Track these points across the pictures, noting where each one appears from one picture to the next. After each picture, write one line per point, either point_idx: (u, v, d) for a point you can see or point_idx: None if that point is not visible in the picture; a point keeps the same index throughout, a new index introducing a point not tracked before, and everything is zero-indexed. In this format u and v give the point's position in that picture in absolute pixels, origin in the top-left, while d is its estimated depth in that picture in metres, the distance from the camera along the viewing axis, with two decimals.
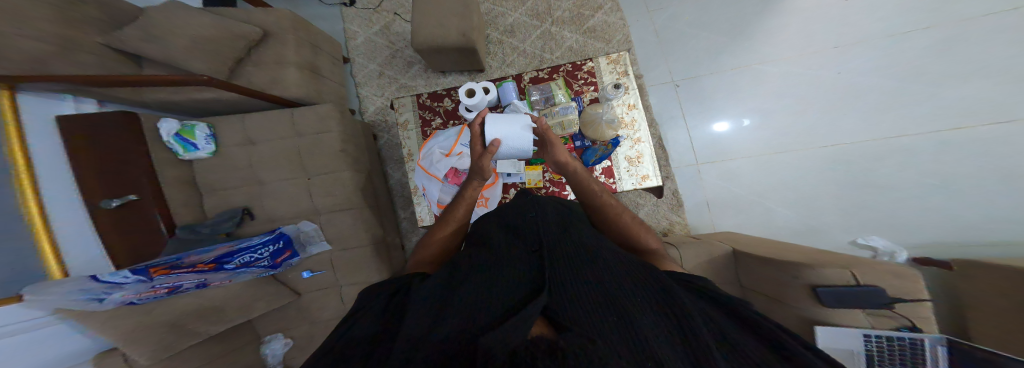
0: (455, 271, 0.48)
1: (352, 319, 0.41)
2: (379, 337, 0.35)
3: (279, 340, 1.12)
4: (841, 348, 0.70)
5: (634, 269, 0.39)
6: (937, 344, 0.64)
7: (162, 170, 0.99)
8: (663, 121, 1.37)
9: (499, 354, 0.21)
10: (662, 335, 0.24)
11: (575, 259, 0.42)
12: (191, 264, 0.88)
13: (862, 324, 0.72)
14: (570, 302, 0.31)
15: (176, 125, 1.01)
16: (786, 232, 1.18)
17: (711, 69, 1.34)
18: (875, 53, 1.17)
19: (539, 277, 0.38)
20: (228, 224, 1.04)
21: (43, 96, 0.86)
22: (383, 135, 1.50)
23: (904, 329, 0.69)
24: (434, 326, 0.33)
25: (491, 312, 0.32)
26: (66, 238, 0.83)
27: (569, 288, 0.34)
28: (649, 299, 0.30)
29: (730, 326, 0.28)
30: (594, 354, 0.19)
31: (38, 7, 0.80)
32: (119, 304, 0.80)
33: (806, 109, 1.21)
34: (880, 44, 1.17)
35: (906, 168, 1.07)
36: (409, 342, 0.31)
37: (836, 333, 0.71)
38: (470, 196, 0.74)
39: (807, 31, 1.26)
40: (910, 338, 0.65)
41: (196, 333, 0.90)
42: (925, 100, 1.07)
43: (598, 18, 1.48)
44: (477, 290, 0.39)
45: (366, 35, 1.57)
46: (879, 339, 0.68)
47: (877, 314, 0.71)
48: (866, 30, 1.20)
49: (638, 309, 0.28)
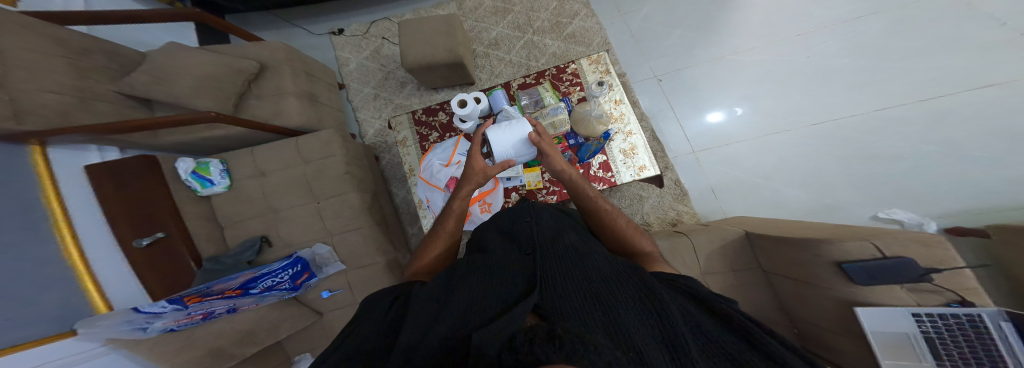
0: (450, 275, 0.50)
1: (349, 330, 0.42)
2: (377, 346, 0.36)
3: (308, 359, 1.16)
4: (894, 332, 0.62)
5: (618, 268, 0.42)
6: (998, 319, 0.55)
7: (184, 207, 1.05)
8: (654, 115, 1.34)
9: (497, 344, 0.21)
10: (647, 334, 0.28)
11: (564, 260, 0.44)
12: (220, 291, 0.93)
13: (907, 302, 0.63)
14: (562, 301, 0.33)
15: (192, 164, 1.08)
16: (803, 213, 1.10)
17: (690, 61, 1.33)
18: (837, 37, 1.18)
19: (531, 279, 0.40)
20: (249, 253, 1.09)
21: (73, 148, 0.96)
22: (384, 155, 1.53)
23: (953, 304, 0.60)
24: (429, 331, 0.34)
25: (486, 314, 0.33)
26: (106, 277, 0.91)
27: (560, 288, 0.36)
28: (632, 297, 0.34)
29: (705, 320, 0.33)
30: (583, 339, 0.20)
31: (56, 61, 0.88)
32: (161, 331, 0.86)
33: (791, 92, 1.18)
34: (842, 29, 1.19)
35: (911, 137, 1.01)
36: (407, 351, 0.31)
37: (881, 316, 0.63)
38: (459, 207, 0.74)
39: (769, 22, 1.28)
40: (963, 314, 0.57)
41: (234, 355, 0.95)
42: (902, 73, 1.07)
43: (576, 25, 1.47)
44: (472, 291, 0.41)
45: (358, 61, 1.62)
46: (931, 318, 0.60)
47: (922, 290, 0.62)
48: (822, 17, 1.23)
49: (625, 308, 0.32)
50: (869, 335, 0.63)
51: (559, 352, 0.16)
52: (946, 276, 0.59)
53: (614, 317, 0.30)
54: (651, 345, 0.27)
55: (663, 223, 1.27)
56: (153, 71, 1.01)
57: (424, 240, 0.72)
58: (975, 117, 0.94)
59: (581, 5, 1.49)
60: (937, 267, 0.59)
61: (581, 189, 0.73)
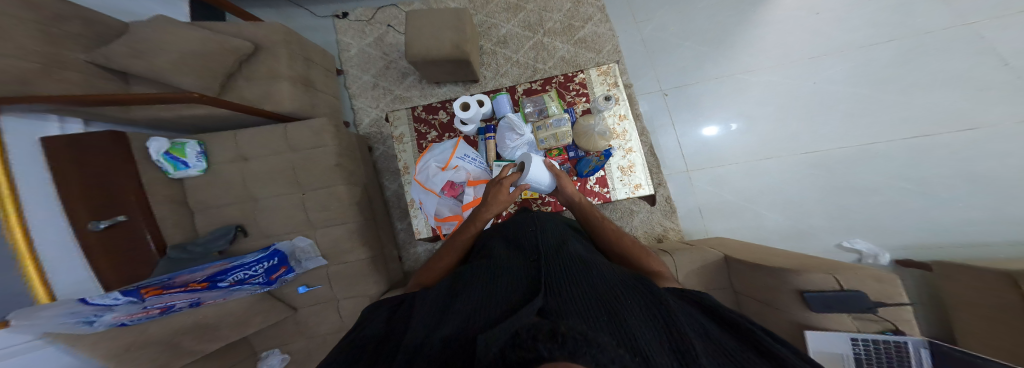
0: (454, 280, 0.48)
1: (348, 333, 0.40)
2: (380, 347, 0.36)
3: (276, 356, 1.08)
4: (831, 353, 0.71)
5: (626, 278, 0.41)
6: (920, 347, 0.66)
7: (151, 189, 0.98)
8: (654, 128, 1.39)
9: (503, 341, 0.20)
10: (654, 339, 0.27)
11: (571, 268, 0.43)
12: (182, 284, 0.86)
13: (848, 327, 0.72)
14: (567, 306, 0.32)
15: (166, 144, 1.00)
16: (777, 236, 1.20)
17: (698, 77, 1.38)
18: (851, 62, 1.24)
19: (536, 285, 0.39)
20: (221, 242, 1.02)
21: (32, 117, 0.86)
22: (377, 146, 1.51)
23: (888, 332, 0.69)
24: (431, 334, 0.33)
25: (489, 319, 0.32)
26: (50, 261, 0.81)
27: (566, 294, 0.35)
28: (638, 304, 0.33)
29: (714, 328, 0.32)
30: (585, 336, 0.19)
31: (22, 25, 0.80)
32: (110, 326, 0.76)
33: (788, 115, 1.26)
34: (857, 54, 1.24)
35: (882, 171, 1.13)
36: (405, 355, 0.29)
37: (825, 338, 0.72)
38: (474, 229, 0.71)
39: (785, 40, 1.32)
40: (894, 340, 0.67)
41: (191, 351, 0.85)
42: (895, 105, 1.15)
43: (588, 29, 1.51)
44: (475, 296, 0.39)
45: (360, 47, 1.58)
46: (864, 342, 0.69)
47: (865, 319, 0.70)
48: (840, 39, 1.28)
49: (631, 313, 0.31)
50: (812, 353, 0.72)
51: (562, 349, 0.15)
52: (890, 310, 0.67)
53: (618, 320, 0.29)
54: (660, 350, 0.25)
55: (650, 237, 1.33)
56: (134, 43, 0.93)
57: (433, 254, 0.70)
58: (947, 159, 1.06)
59: (595, 9, 1.52)
60: (886, 302, 0.67)
61: (591, 208, 0.74)
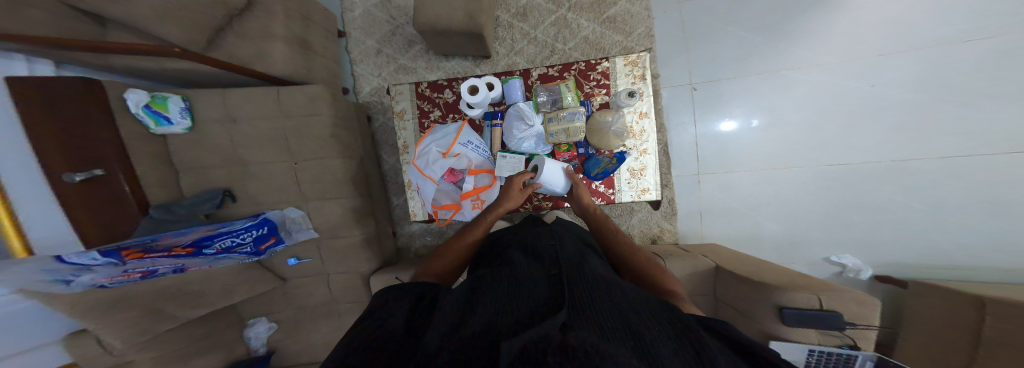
0: (471, 283, 0.46)
1: (360, 318, 0.39)
2: (394, 334, 0.34)
3: (263, 324, 1.12)
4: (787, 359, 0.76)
5: (651, 301, 0.39)
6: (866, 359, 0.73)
7: (132, 145, 0.92)
8: (672, 126, 1.31)
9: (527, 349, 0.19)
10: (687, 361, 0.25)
11: (593, 283, 0.41)
12: (166, 248, 0.84)
13: (810, 338, 0.75)
14: (589, 320, 0.30)
15: (146, 97, 0.92)
16: (771, 245, 1.23)
17: (738, 70, 1.20)
18: (921, 63, 1.05)
19: (556, 296, 0.37)
20: (207, 206, 0.99)
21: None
22: (377, 117, 1.44)
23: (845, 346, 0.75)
24: (449, 332, 0.31)
25: (509, 325, 0.30)
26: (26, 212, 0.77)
27: (588, 309, 0.33)
28: (667, 328, 0.31)
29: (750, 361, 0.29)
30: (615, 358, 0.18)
31: None
32: (88, 287, 0.73)
33: (825, 125, 1.15)
34: (935, 54, 1.04)
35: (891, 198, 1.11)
36: (422, 350, 0.28)
37: (788, 347, 0.76)
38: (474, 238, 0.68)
39: (854, 31, 1.10)
40: (846, 354, 0.74)
41: (174, 316, 0.85)
42: (953, 124, 1.02)
43: (620, 7, 1.35)
44: (493, 300, 0.38)
45: (365, 7, 1.44)
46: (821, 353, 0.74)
47: (828, 334, 0.75)
48: (925, 34, 1.05)
49: (659, 336, 0.29)
50: None
51: None
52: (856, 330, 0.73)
53: (646, 341, 0.27)
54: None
55: (644, 237, 1.34)
56: None
57: (439, 247, 0.67)
58: (964, 190, 1.04)
59: None
60: (856, 322, 0.72)
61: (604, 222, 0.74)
